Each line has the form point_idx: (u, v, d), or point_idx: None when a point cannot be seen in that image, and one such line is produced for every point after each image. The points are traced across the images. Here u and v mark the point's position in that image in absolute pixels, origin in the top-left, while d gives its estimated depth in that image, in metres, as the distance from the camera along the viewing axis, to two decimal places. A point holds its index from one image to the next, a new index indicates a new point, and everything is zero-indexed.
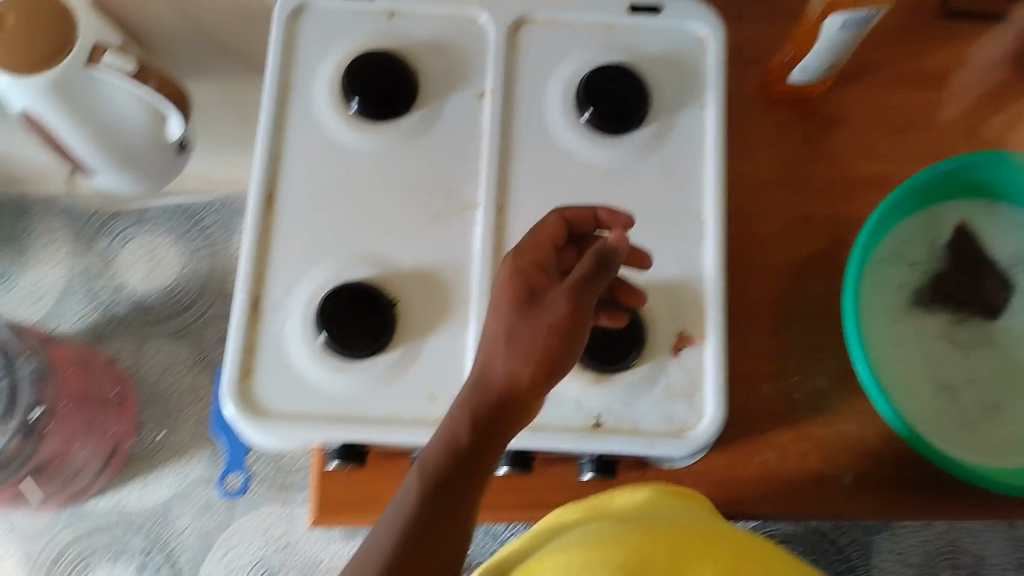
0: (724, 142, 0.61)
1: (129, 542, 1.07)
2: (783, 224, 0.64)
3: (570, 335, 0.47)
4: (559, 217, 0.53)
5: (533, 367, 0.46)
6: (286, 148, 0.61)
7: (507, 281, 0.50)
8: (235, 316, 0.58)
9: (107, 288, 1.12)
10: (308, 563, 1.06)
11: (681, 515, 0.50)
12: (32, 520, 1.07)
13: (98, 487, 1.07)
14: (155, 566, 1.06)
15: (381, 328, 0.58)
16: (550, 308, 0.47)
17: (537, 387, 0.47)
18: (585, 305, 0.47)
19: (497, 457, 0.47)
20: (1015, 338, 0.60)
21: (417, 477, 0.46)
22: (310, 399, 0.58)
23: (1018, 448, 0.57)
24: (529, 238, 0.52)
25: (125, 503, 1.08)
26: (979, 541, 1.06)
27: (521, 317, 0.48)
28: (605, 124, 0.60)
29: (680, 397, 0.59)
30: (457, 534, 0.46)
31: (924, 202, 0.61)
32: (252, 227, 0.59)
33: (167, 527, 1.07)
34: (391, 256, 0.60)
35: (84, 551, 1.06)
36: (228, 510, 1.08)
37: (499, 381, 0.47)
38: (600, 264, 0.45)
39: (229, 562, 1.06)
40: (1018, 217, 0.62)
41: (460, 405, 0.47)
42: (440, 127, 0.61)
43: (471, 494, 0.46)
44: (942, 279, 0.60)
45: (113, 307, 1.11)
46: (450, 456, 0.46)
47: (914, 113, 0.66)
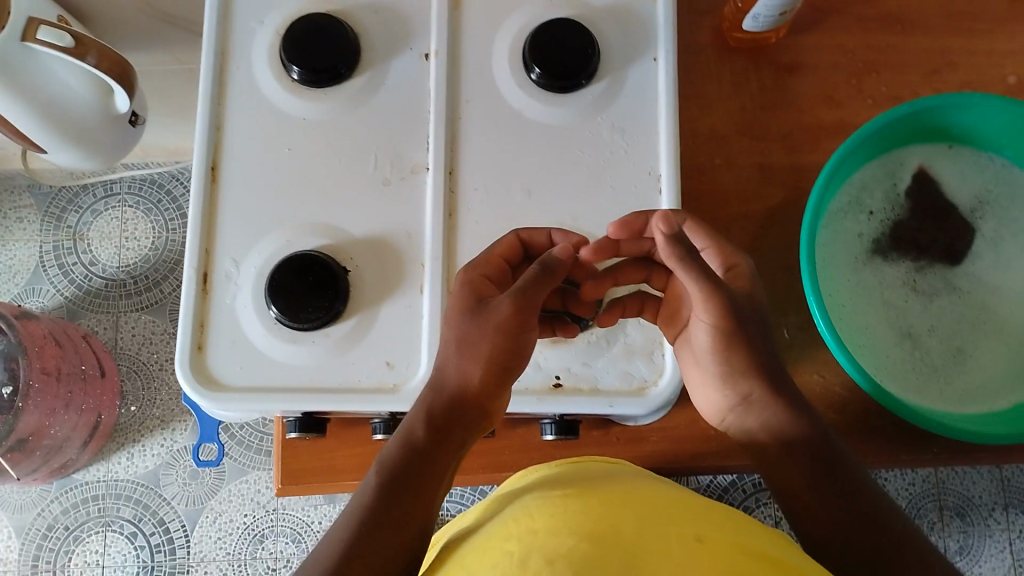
0: (675, 95, 0.60)
1: (119, 512, 1.08)
2: (739, 175, 0.66)
3: (515, 331, 0.52)
4: (516, 237, 0.57)
5: (482, 370, 0.52)
6: (228, 118, 0.61)
7: (459, 290, 0.55)
8: (187, 288, 0.57)
9: (81, 261, 1.12)
10: (299, 526, 1.06)
11: (629, 485, 0.49)
12: (22, 493, 1.08)
13: (84, 461, 1.08)
14: (146, 534, 1.07)
15: (332, 298, 0.56)
16: (497, 314, 0.52)
17: (487, 391, 0.52)
18: (529, 312, 0.52)
19: (454, 453, 0.51)
20: (974, 281, 0.67)
21: (379, 469, 0.50)
22: (266, 370, 0.57)
23: (981, 390, 0.63)
24: (484, 257, 0.56)
25: (113, 473, 1.09)
26: (965, 482, 1.07)
27: (471, 318, 0.53)
28: (550, 82, 0.59)
29: (640, 355, 0.58)
30: (421, 520, 0.48)
31: (879, 151, 0.68)
32: (198, 199, 0.59)
33: (156, 496, 1.08)
34: (343, 223, 0.59)
35: (75, 523, 1.08)
36: (216, 478, 1.08)
37: (453, 377, 0.52)
38: (546, 271, 0.52)
39: (219, 529, 1.07)
40: (979, 161, 0.69)
41: (419, 404, 0.53)
42: (386, 90, 0.61)
43: (431, 483, 0.49)
44: (903, 226, 0.67)
45: (88, 281, 1.12)
46: (405, 447, 0.50)
47: (870, 58, 0.68)
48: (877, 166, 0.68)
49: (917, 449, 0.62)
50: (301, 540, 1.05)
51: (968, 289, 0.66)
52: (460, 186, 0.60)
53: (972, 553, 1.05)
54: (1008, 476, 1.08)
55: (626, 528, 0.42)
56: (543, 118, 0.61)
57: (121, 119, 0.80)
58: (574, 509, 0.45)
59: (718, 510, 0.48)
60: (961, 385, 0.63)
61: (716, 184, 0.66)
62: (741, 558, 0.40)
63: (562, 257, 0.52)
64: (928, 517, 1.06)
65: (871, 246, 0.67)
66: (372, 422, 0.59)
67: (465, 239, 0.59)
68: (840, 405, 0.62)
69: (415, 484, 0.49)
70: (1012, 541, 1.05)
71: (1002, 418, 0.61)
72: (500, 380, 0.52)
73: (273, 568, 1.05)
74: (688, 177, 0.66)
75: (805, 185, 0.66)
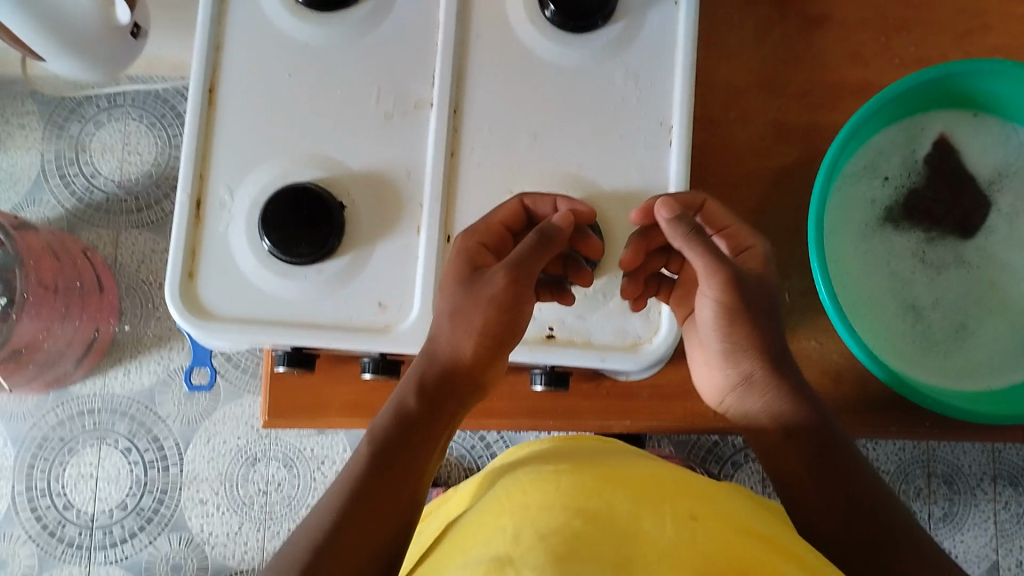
0: (695, 42, 0.58)
1: (114, 427, 1.09)
2: (754, 131, 0.64)
3: (508, 306, 0.52)
4: (519, 201, 0.55)
5: (473, 344, 0.52)
6: (229, 39, 0.58)
7: (456, 256, 0.54)
8: (179, 214, 0.56)
9: (82, 174, 1.11)
10: (289, 452, 1.08)
11: (627, 461, 0.51)
12: (17, 402, 1.09)
13: (81, 373, 1.08)
14: (140, 450, 1.08)
15: (326, 235, 0.55)
16: (492, 287, 0.51)
17: (479, 362, 0.53)
18: (522, 285, 0.51)
19: (442, 425, 0.53)
20: (986, 256, 0.65)
21: (369, 440, 0.52)
22: (256, 304, 0.56)
23: (979, 367, 0.62)
24: (485, 220, 0.55)
25: (110, 388, 1.09)
26: (956, 451, 1.06)
27: (466, 289, 0.52)
28: (566, 21, 0.56)
29: (636, 310, 0.57)
30: (408, 494, 0.51)
31: (901, 115, 0.65)
32: (193, 122, 0.57)
33: (151, 414, 1.09)
34: (342, 156, 0.58)
35: (71, 434, 1.09)
36: (211, 400, 1.09)
37: (445, 350, 0.52)
38: (542, 241, 0.50)
39: (212, 450, 1.08)
40: (1002, 132, 0.66)
41: (412, 372, 0.54)
42: (393, 18, 0.59)
43: (418, 458, 0.52)
44: (917, 194, 0.65)
45: (89, 195, 1.11)
46: (400, 417, 0.52)
47: (902, 15, 0.65)
48: (896, 132, 0.65)
49: (907, 423, 0.61)
50: (293, 465, 1.07)
51: (977, 263, 0.65)
52: (465, 126, 0.58)
53: (955, 521, 1.05)
54: (1000, 448, 1.08)
55: (620, 511, 0.44)
56: (555, 58, 0.58)
57: (123, 32, 0.76)
58: (571, 483, 0.47)
59: (711, 488, 0.51)
60: (959, 361, 0.63)
61: (729, 139, 0.64)
62: (722, 544, 0.42)
63: (561, 227, 0.50)
64: (915, 483, 1.06)
65: (883, 214, 0.65)
66: (362, 360, 0.59)
67: (466, 182, 0.58)
68: (835, 373, 0.62)
69: (403, 457, 0.51)
70: (996, 512, 1.06)
71: (997, 398, 0.60)
72: (493, 354, 0.53)
73: (264, 490, 1.07)
74: (702, 129, 0.64)
75: (821, 145, 0.64)
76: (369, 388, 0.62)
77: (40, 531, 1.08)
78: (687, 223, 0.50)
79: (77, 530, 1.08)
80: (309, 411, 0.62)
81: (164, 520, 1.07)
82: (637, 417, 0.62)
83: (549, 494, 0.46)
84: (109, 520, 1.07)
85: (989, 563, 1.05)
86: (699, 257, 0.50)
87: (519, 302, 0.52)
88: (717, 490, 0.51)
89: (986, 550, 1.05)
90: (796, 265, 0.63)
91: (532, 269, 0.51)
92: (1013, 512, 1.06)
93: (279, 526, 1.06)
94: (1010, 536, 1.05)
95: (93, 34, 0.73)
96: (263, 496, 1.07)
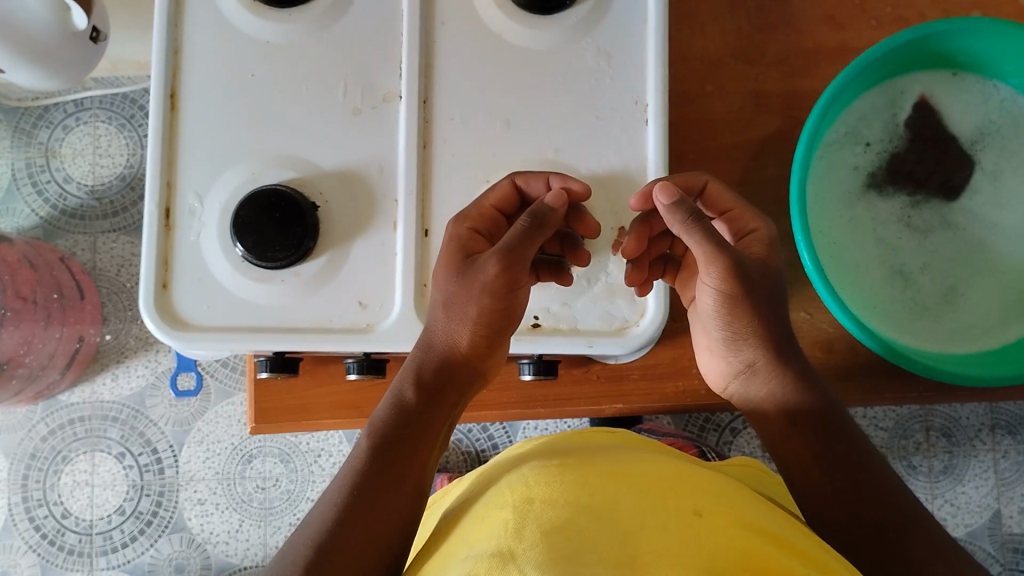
0: (666, 16, 0.56)
1: (106, 433, 1.08)
2: (732, 103, 0.63)
3: (501, 292, 0.51)
4: (511, 182, 0.54)
5: (471, 333, 0.51)
6: (187, 40, 0.57)
7: (448, 243, 0.53)
8: (149, 224, 0.55)
9: (54, 180, 1.09)
10: (286, 449, 1.08)
11: (629, 456, 0.51)
12: (7, 414, 1.08)
13: (69, 382, 1.07)
14: (134, 454, 1.08)
15: (300, 237, 0.53)
16: (483, 274, 0.50)
17: (477, 352, 0.53)
18: (517, 270, 0.50)
19: (444, 416, 0.52)
20: (974, 216, 0.64)
21: (370, 435, 0.51)
22: (234, 311, 0.55)
23: (971, 329, 0.62)
24: (477, 204, 0.54)
25: (99, 394, 1.08)
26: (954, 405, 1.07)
27: (459, 277, 0.51)
28: (532, 3, 0.55)
29: (621, 294, 0.56)
30: (413, 489, 0.50)
31: (880, 78, 0.65)
32: (156, 128, 0.56)
33: (143, 418, 1.08)
34: (312, 154, 0.56)
35: (63, 442, 1.08)
36: (203, 400, 1.08)
37: (442, 339, 0.52)
38: (535, 223, 0.49)
39: (207, 450, 1.08)
40: (986, 89, 0.65)
41: (410, 363, 0.53)
42: (355, 8, 0.57)
43: (421, 450, 0.51)
44: (901, 158, 0.64)
45: (63, 201, 1.09)
46: (400, 410, 0.51)
47: None
48: (876, 97, 0.65)
49: (901, 388, 0.61)
50: (290, 460, 1.07)
51: (964, 223, 0.64)
52: (435, 116, 0.57)
53: (955, 473, 1.06)
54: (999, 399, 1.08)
55: (621, 506, 0.44)
56: (524, 41, 0.57)
57: (83, 37, 0.74)
58: (574, 476, 0.47)
59: (713, 478, 0.50)
60: (950, 324, 0.62)
61: (707, 112, 0.63)
62: (727, 539, 0.42)
63: (552, 208, 0.49)
64: (914, 438, 1.07)
65: (867, 180, 0.64)
66: (347, 362, 0.58)
67: (441, 173, 0.56)
68: (826, 343, 0.61)
69: (405, 451, 0.50)
70: (996, 462, 1.06)
71: (990, 360, 0.59)
72: (491, 342, 0.52)
73: (262, 487, 1.07)
74: (678, 104, 0.63)
75: (800, 113, 0.63)
76: (358, 386, 0.61)
77: (40, 540, 1.07)
78: (685, 210, 0.50)
79: (77, 537, 1.07)
80: (295, 415, 0.61)
81: (164, 523, 1.07)
82: (631, 399, 0.62)
83: (550, 486, 0.46)
84: (109, 525, 1.07)
85: (991, 513, 1.05)
86: (698, 243, 0.50)
87: (514, 287, 0.51)
88: (720, 479, 0.51)
89: (988, 501, 1.06)
90: (782, 236, 0.62)
91: (525, 253, 0.50)
92: (1012, 461, 1.06)
93: (279, 521, 1.06)
94: (1011, 485, 1.06)
95: (51, 40, 0.71)
96: (262, 493, 1.07)
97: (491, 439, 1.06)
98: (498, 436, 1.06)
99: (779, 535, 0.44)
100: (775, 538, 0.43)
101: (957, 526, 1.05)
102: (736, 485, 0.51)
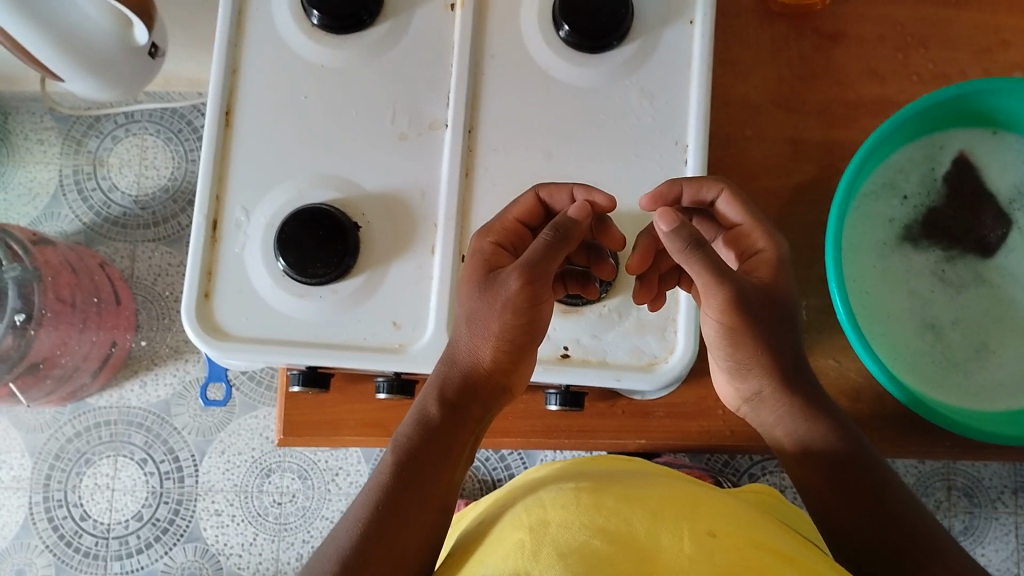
0: (710, 62, 0.58)
1: (130, 438, 1.10)
2: (771, 149, 0.64)
3: (525, 307, 0.50)
4: (534, 196, 0.54)
5: (493, 348, 0.51)
6: (246, 60, 0.59)
7: (473, 260, 0.54)
8: (195, 236, 0.56)
9: (100, 188, 1.12)
10: (305, 465, 1.08)
11: (645, 482, 0.51)
12: (35, 414, 1.10)
13: (98, 386, 1.09)
14: (156, 461, 1.09)
15: (341, 256, 0.55)
16: (505, 289, 0.50)
17: (500, 367, 0.52)
18: (536, 286, 0.50)
19: (467, 430, 0.53)
20: (1007, 274, 0.64)
21: (392, 450, 0.53)
22: (271, 323, 0.56)
23: (1002, 387, 0.62)
24: (500, 220, 0.55)
25: (127, 400, 1.10)
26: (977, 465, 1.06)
27: (481, 294, 0.52)
28: (580, 42, 0.57)
29: (652, 330, 0.57)
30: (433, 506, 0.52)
31: (919, 133, 0.66)
32: (210, 143, 0.58)
33: (167, 425, 1.10)
34: (357, 176, 0.58)
35: (88, 444, 1.10)
36: (227, 412, 1.09)
37: (465, 354, 0.52)
38: (555, 239, 0.50)
39: (228, 461, 1.09)
40: (1022, 149, 0.66)
41: (432, 380, 0.54)
42: (407, 38, 0.59)
43: (443, 465, 0.52)
44: (937, 212, 0.65)
45: (107, 209, 1.12)
46: (422, 426, 0.52)
47: (917, 32, 0.65)
48: (914, 150, 0.66)
49: (927, 442, 0.61)
50: (308, 477, 1.08)
51: (997, 280, 0.64)
52: (478, 146, 0.58)
53: (975, 535, 1.04)
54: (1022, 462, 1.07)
55: (640, 527, 0.44)
56: (570, 78, 0.58)
57: (142, 52, 0.77)
58: (591, 498, 0.47)
59: (730, 505, 0.51)
60: (979, 381, 0.62)
61: (744, 157, 0.64)
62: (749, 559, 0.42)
63: (571, 223, 0.49)
64: (935, 496, 1.05)
65: (901, 232, 0.65)
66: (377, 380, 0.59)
67: (481, 201, 0.58)
68: (853, 392, 0.61)
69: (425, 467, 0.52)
70: (1017, 524, 1.05)
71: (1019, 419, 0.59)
72: (513, 357, 0.52)
73: (278, 502, 1.07)
74: (716, 147, 0.64)
75: (837, 163, 0.64)
76: (385, 406, 0.62)
77: (57, 540, 1.08)
78: (684, 237, 0.48)
79: (93, 539, 1.08)
80: (324, 429, 0.63)
81: (179, 531, 1.08)
82: (655, 435, 0.62)
83: (568, 509, 0.46)
84: (125, 530, 1.08)
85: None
86: (699, 270, 0.49)
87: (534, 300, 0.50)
88: (736, 506, 0.51)
89: (1007, 565, 1.04)
90: (813, 283, 0.63)
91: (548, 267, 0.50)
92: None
93: (293, 537, 1.07)
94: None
95: (111, 53, 0.74)
96: (278, 507, 1.07)
97: (508, 468, 1.06)
98: (515, 466, 1.07)
99: (798, 557, 0.44)
100: (795, 561, 0.44)
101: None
102: (753, 515, 0.51)
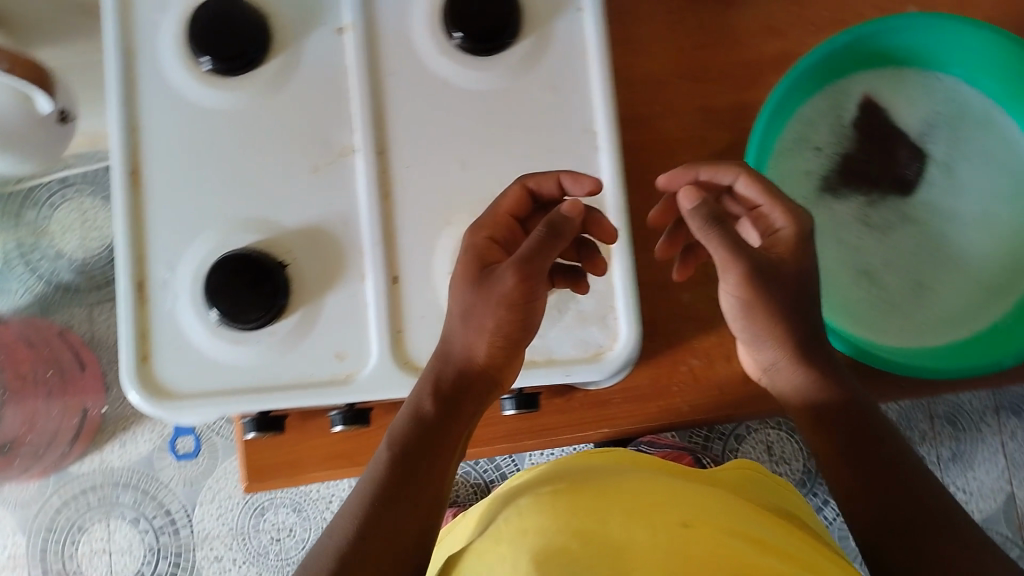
0: (606, 46, 0.58)
1: (120, 498, 1.09)
2: (680, 121, 0.67)
3: (519, 304, 0.50)
4: (524, 186, 0.54)
5: (488, 344, 0.51)
6: (144, 117, 0.58)
7: (465, 249, 0.53)
8: (123, 301, 0.56)
9: (46, 256, 1.11)
10: (296, 498, 1.08)
11: (625, 476, 0.52)
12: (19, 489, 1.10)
13: (78, 453, 1.09)
14: (149, 517, 1.09)
15: (272, 297, 0.55)
16: (503, 287, 0.50)
17: (495, 363, 0.53)
18: (532, 279, 0.50)
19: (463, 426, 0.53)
20: (923, 206, 0.70)
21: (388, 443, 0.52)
22: (214, 375, 0.56)
23: (946, 321, 0.68)
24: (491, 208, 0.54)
25: (109, 462, 1.09)
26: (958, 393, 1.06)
27: (476, 287, 0.51)
28: (473, 46, 0.56)
29: (594, 321, 0.57)
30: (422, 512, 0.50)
31: (824, 82, 0.71)
32: (122, 207, 0.57)
33: (153, 480, 1.09)
34: (276, 215, 0.57)
35: (76, 512, 1.09)
36: (210, 457, 1.08)
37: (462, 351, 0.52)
38: (552, 232, 0.49)
39: (219, 506, 1.08)
40: (918, 85, 0.72)
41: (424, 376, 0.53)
42: (301, 70, 0.58)
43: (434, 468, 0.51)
44: (851, 159, 0.70)
45: (56, 277, 1.10)
46: (417, 424, 0.52)
47: None
48: (821, 100, 0.71)
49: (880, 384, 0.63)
50: (301, 509, 1.07)
51: (924, 218, 0.70)
52: (391, 166, 0.58)
53: (964, 460, 1.06)
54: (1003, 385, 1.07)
55: (612, 525, 0.45)
56: (470, 84, 0.58)
57: (50, 120, 0.75)
58: (568, 501, 0.49)
59: (711, 493, 0.52)
60: (921, 317, 0.68)
61: (655, 128, 0.67)
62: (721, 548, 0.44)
63: (568, 216, 0.49)
64: (918, 428, 1.06)
65: (819, 184, 0.70)
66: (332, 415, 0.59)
67: (403, 221, 0.57)
68: None
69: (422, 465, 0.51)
70: (1003, 442, 1.06)
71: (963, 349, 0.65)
72: (508, 352, 0.52)
73: (277, 538, 1.07)
74: None
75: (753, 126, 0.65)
76: (344, 437, 0.62)
77: None
78: (705, 212, 0.51)
79: None
80: (286, 470, 0.63)
81: None
82: (619, 420, 0.63)
83: (546, 515, 0.48)
84: None
85: (1005, 496, 1.05)
86: (715, 247, 0.51)
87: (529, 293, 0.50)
88: (713, 492, 0.52)
89: (1001, 484, 1.05)
90: None
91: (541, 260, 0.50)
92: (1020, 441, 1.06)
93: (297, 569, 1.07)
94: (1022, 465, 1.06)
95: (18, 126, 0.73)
96: (278, 543, 1.07)
97: (498, 469, 1.07)
98: (504, 465, 1.07)
99: (777, 546, 0.46)
100: (773, 548, 0.45)
101: (975, 511, 1.05)
102: (729, 498, 0.53)
